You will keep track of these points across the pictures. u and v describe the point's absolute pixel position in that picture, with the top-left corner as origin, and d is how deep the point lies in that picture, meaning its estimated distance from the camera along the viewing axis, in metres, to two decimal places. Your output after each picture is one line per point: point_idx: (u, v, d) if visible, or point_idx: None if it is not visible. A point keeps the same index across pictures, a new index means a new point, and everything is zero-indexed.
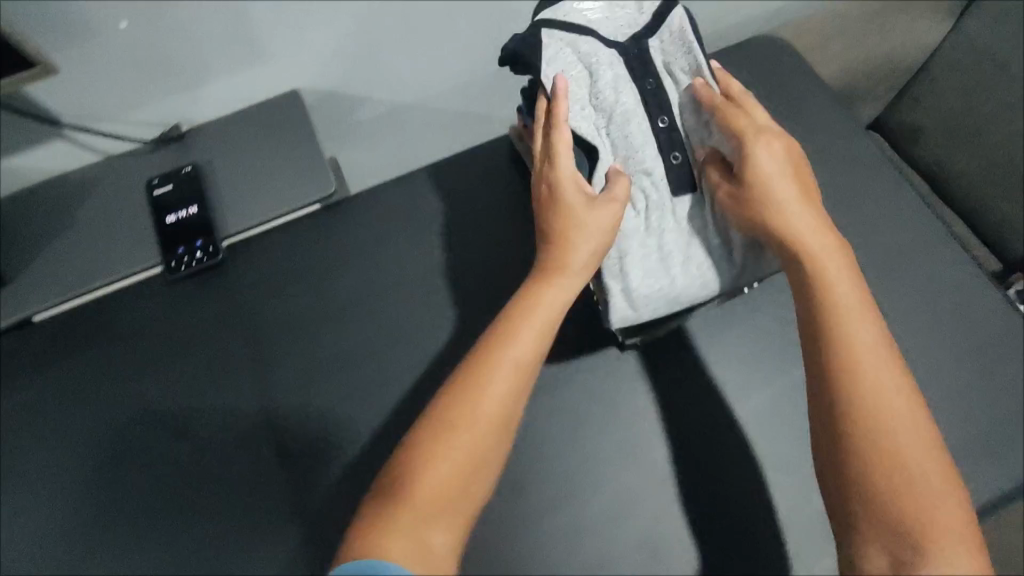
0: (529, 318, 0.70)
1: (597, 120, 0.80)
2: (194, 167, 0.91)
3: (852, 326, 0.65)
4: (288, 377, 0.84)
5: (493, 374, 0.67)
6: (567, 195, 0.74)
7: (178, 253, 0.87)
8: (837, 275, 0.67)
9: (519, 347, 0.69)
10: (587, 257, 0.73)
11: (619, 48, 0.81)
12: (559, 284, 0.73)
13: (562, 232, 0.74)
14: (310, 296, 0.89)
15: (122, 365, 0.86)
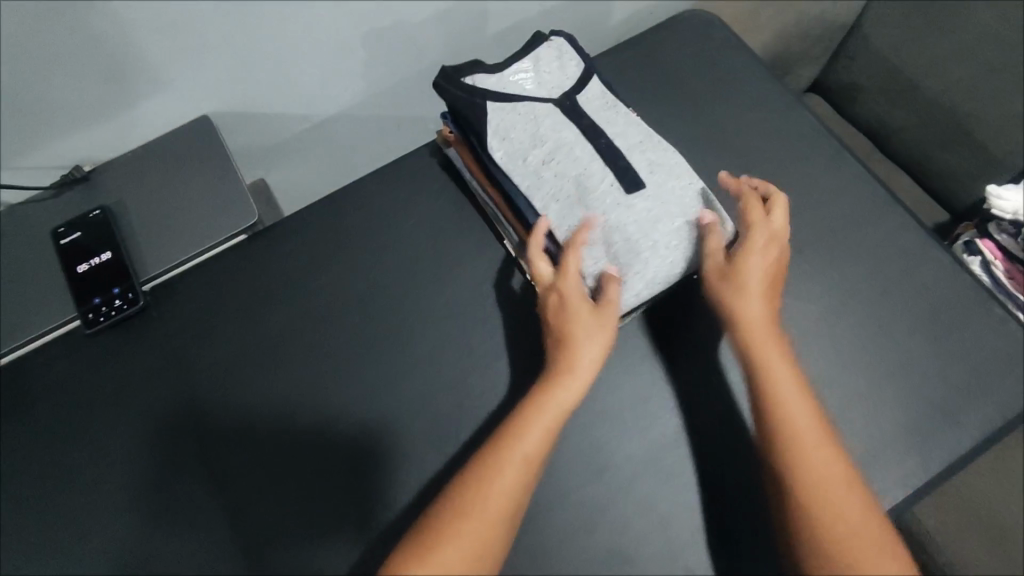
0: (530, 426, 0.65)
1: (540, 153, 0.73)
2: (103, 211, 0.84)
3: (789, 396, 0.65)
4: (229, 423, 0.78)
5: (507, 465, 0.63)
6: (573, 295, 0.68)
7: (94, 304, 0.81)
8: (769, 353, 0.67)
9: (526, 443, 0.64)
10: (589, 368, 0.67)
11: (553, 102, 0.76)
12: (566, 386, 0.66)
13: (565, 332, 0.68)
14: (244, 332, 0.83)
15: (45, 429, 0.79)
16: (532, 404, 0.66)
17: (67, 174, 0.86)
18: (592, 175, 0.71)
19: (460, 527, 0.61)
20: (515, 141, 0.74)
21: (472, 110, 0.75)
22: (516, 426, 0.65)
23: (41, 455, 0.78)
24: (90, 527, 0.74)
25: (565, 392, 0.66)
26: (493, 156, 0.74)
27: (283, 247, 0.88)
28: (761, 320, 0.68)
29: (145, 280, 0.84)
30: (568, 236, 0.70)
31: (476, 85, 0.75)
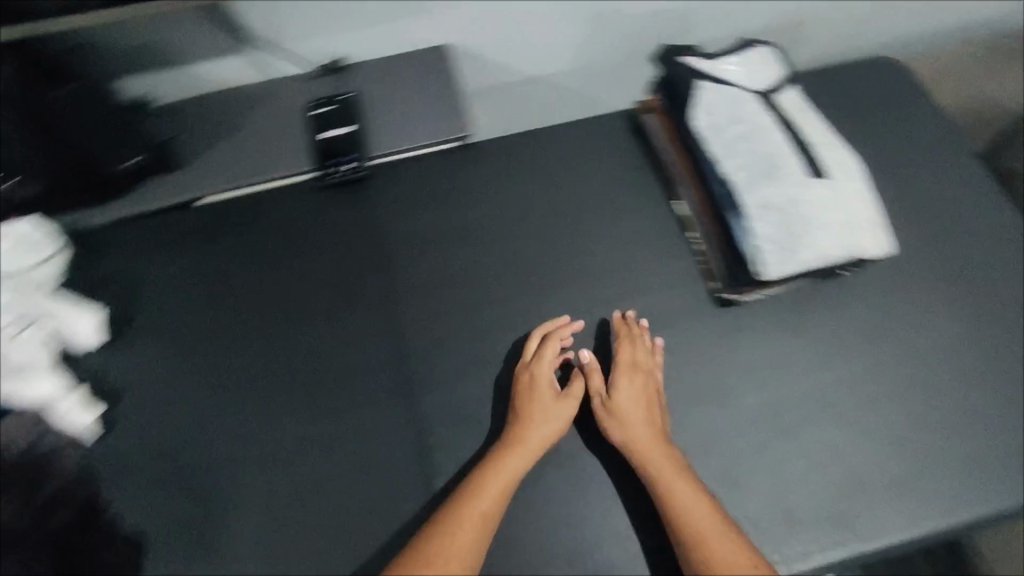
0: (484, 496, 0.72)
1: (740, 127, 0.82)
2: (353, 95, 1.00)
3: (679, 499, 0.71)
4: (415, 289, 0.89)
5: (463, 520, 0.70)
6: (540, 387, 0.80)
7: (330, 164, 0.94)
8: (671, 468, 0.73)
9: (481, 503, 0.71)
10: (538, 447, 0.76)
11: (759, 93, 0.85)
12: (516, 458, 0.75)
13: (528, 416, 0.77)
14: (437, 219, 0.94)
15: (268, 252, 0.92)
16: (487, 474, 0.74)
17: (330, 63, 1.02)
18: (783, 154, 0.79)
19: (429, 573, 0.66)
20: (718, 117, 0.84)
21: (687, 81, 0.86)
22: (474, 487, 0.72)
23: (250, 276, 0.90)
24: (279, 345, 0.86)
25: (517, 462, 0.74)
26: (693, 125, 0.85)
27: (486, 160, 0.98)
28: (639, 434, 0.75)
29: (375, 156, 0.96)
30: (751, 198, 0.78)
31: (695, 62, 0.87)
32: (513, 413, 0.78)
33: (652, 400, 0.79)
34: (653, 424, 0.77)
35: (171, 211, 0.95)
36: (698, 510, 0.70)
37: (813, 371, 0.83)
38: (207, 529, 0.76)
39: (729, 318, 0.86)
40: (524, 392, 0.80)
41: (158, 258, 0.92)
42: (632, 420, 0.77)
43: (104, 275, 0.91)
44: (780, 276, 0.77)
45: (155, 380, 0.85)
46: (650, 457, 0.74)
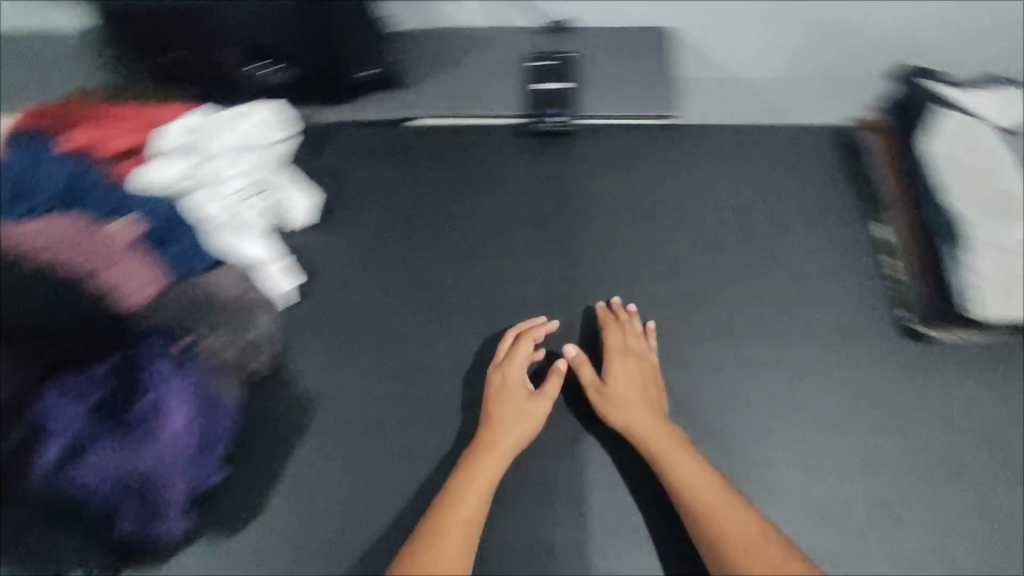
0: (466, 502, 0.74)
1: (979, 164, 0.81)
2: (574, 56, 1.02)
3: (680, 474, 0.75)
4: (591, 251, 0.93)
5: (446, 532, 0.71)
6: (511, 383, 0.82)
7: (542, 113, 0.98)
8: (666, 443, 0.78)
9: (460, 511, 0.73)
10: (513, 444, 0.79)
11: (997, 130, 0.82)
12: (489, 460, 0.77)
13: (497, 417, 0.80)
14: (625, 191, 0.97)
15: (463, 183, 0.98)
16: (466, 473, 0.76)
17: (558, 22, 1.05)
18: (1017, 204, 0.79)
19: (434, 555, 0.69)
20: (953, 153, 0.82)
21: (931, 107, 0.83)
22: (460, 482, 0.75)
23: (444, 198, 0.97)
24: (461, 268, 0.92)
25: (500, 450, 0.78)
26: (919, 151, 0.83)
27: (685, 144, 0.99)
28: (635, 417, 0.80)
29: (582, 117, 0.99)
30: (976, 241, 0.79)
31: (944, 87, 0.84)
32: (490, 411, 0.81)
33: (644, 380, 0.83)
34: (645, 401, 0.82)
35: (385, 125, 1.03)
36: (700, 481, 0.75)
37: (965, 425, 0.84)
38: (371, 413, 0.84)
39: (895, 353, 0.86)
40: (495, 392, 0.82)
41: (367, 163, 1.00)
42: (630, 406, 0.81)
43: (320, 170, 1.01)
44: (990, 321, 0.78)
45: (343, 272, 0.93)
46: (651, 438, 0.78)
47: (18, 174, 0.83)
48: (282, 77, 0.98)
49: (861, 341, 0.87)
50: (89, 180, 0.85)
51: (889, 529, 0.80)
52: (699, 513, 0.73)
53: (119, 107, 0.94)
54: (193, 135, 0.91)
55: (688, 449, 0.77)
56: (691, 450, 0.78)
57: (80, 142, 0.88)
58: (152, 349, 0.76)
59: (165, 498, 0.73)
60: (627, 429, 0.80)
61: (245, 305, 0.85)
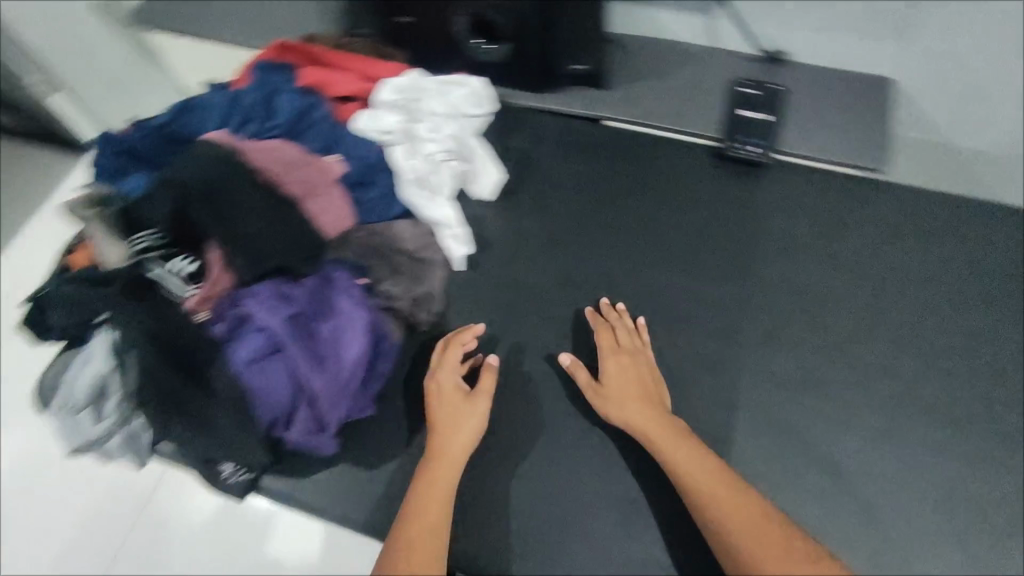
0: (428, 510, 0.72)
1: None
2: (782, 88, 1.02)
3: (679, 463, 0.74)
4: (765, 285, 0.92)
5: (413, 542, 0.69)
6: (447, 392, 0.81)
7: (737, 139, 0.98)
8: (667, 436, 0.76)
9: (423, 519, 0.71)
10: (467, 441, 0.78)
11: None
12: (443, 464, 0.76)
13: (443, 423, 0.79)
14: (812, 233, 0.95)
15: (647, 189, 0.98)
16: (422, 483, 0.75)
17: (772, 52, 1.06)
18: None
19: (415, 535, 0.70)
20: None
21: None
22: (428, 476, 0.75)
23: (626, 201, 0.98)
24: (631, 274, 0.94)
25: (454, 444, 0.78)
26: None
27: (883, 201, 0.96)
28: (637, 413, 0.79)
29: (781, 150, 0.99)
30: None
31: None
32: (432, 420, 0.80)
33: (638, 374, 0.83)
34: (638, 392, 0.81)
35: (577, 117, 1.05)
36: (703, 475, 0.73)
37: None
38: (519, 390, 0.87)
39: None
40: (434, 402, 0.81)
41: (555, 151, 1.03)
42: (626, 400, 0.80)
43: (508, 147, 1.04)
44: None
45: (515, 249, 0.96)
46: (648, 428, 0.78)
47: (256, 97, 0.92)
48: (498, 54, 1.03)
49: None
50: (314, 117, 0.94)
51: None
52: (699, 499, 0.72)
53: (345, 54, 1.03)
54: (406, 93, 0.97)
55: (684, 437, 0.76)
56: (688, 439, 0.76)
57: (312, 79, 0.99)
58: (340, 280, 0.80)
59: (325, 418, 0.76)
60: (628, 424, 0.79)
61: (420, 260, 0.91)
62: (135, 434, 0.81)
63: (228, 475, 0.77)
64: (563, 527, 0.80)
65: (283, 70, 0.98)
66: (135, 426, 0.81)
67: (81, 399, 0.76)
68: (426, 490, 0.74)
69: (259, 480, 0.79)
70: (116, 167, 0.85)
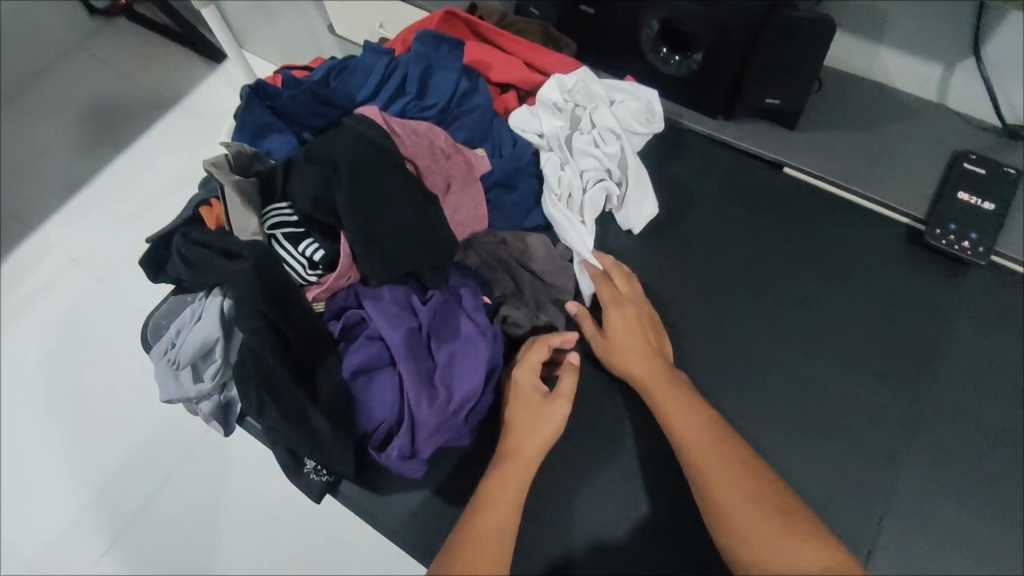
0: (495, 508, 0.64)
1: None
2: (1020, 172, 0.85)
3: (670, 411, 0.70)
4: (937, 403, 0.78)
5: (482, 541, 0.60)
6: (526, 392, 0.72)
7: (947, 228, 0.83)
8: (658, 385, 0.72)
9: (493, 517, 0.63)
10: (543, 442, 0.69)
11: None
12: (519, 463, 0.67)
13: (518, 422, 0.70)
14: (1010, 357, 0.80)
15: (818, 259, 0.86)
16: (492, 480, 0.66)
17: (1015, 126, 0.87)
18: None
19: (480, 528, 0.62)
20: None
21: None
22: (497, 475, 0.67)
23: (792, 272, 0.86)
24: (779, 356, 0.82)
25: (529, 444, 0.69)
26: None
27: None
28: (638, 365, 0.74)
29: (999, 252, 0.82)
30: None
31: None
32: (508, 419, 0.71)
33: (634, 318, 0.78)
34: (635, 340, 0.77)
35: (755, 158, 0.93)
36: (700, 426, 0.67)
37: None
38: (624, 454, 0.78)
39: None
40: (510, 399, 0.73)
41: (720, 193, 0.92)
42: (625, 348, 0.76)
43: (667, 175, 0.93)
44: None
45: (655, 293, 0.86)
46: (642, 374, 0.74)
47: (416, 71, 0.85)
48: (682, 69, 0.91)
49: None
50: (470, 103, 0.86)
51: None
52: (682, 447, 0.67)
53: (513, 35, 0.94)
54: (570, 94, 0.87)
55: (672, 383, 0.72)
56: (682, 388, 0.72)
57: (474, 60, 0.91)
58: (464, 301, 0.74)
59: (421, 444, 0.69)
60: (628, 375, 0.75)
61: (547, 285, 0.83)
62: (228, 403, 0.79)
63: (310, 470, 0.74)
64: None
65: (447, 42, 0.87)
66: (230, 396, 0.79)
67: (185, 357, 0.75)
68: (494, 489, 0.66)
69: (337, 483, 0.75)
70: (258, 122, 0.79)
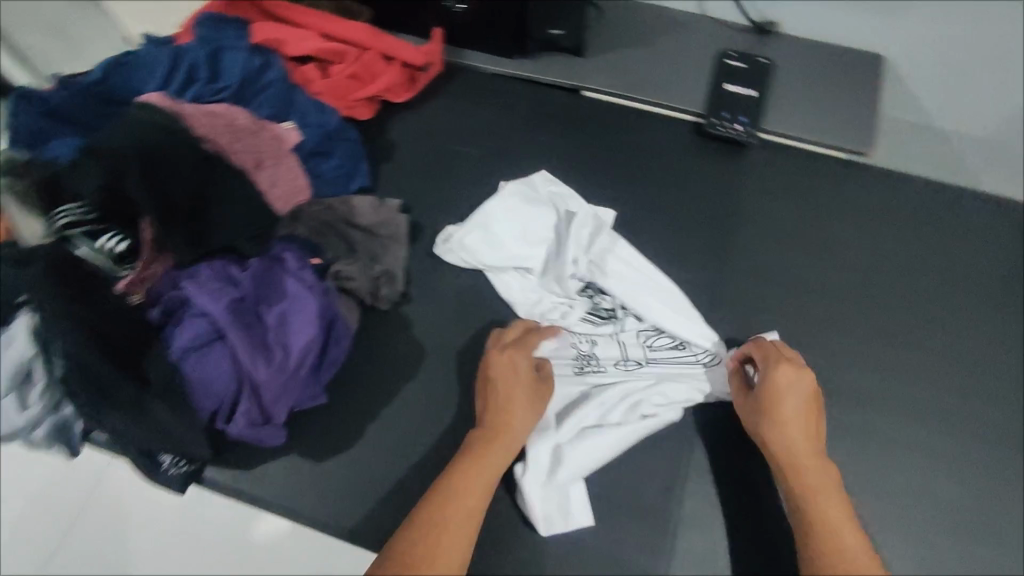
0: (468, 489, 0.66)
1: None
2: (771, 62, 0.98)
3: (820, 504, 0.65)
4: (739, 266, 0.88)
5: (445, 517, 0.63)
6: (522, 374, 0.74)
7: (722, 117, 0.94)
8: (810, 473, 0.67)
9: (462, 498, 0.65)
10: (525, 430, 0.72)
11: None
12: (498, 445, 0.70)
13: (506, 404, 0.72)
14: (789, 215, 0.91)
15: (621, 164, 0.94)
16: (469, 459, 0.68)
17: (761, 22, 1.01)
18: None
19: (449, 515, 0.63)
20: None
21: None
22: (476, 457, 0.68)
23: (604, 183, 0.93)
24: None
25: (521, 429, 0.71)
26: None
27: (869, 186, 0.93)
28: (808, 460, 0.68)
29: (765, 129, 0.94)
30: None
31: None
32: (497, 397, 0.72)
33: (813, 406, 0.70)
34: (813, 430, 0.69)
35: (555, 88, 1.00)
36: (849, 544, 0.62)
37: None
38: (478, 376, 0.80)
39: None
40: (500, 377, 0.73)
41: (528, 123, 0.97)
42: (792, 420, 0.69)
43: (477, 119, 0.98)
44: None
45: None
46: (800, 469, 0.67)
47: (202, 56, 0.83)
48: (471, 14, 0.95)
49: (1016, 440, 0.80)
50: (266, 79, 0.86)
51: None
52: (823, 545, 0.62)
53: (304, 8, 0.95)
54: (578, 231, 0.85)
55: (830, 484, 0.66)
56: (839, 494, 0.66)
57: (266, 36, 0.92)
58: (288, 264, 0.75)
59: (272, 408, 0.71)
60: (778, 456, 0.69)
61: (379, 238, 0.86)
62: (66, 422, 0.74)
63: (168, 465, 0.72)
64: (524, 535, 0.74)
65: (231, 24, 0.88)
66: (66, 414, 0.74)
67: (1, 383, 0.70)
68: (467, 475, 0.67)
69: (201, 470, 0.74)
70: (35, 129, 0.74)
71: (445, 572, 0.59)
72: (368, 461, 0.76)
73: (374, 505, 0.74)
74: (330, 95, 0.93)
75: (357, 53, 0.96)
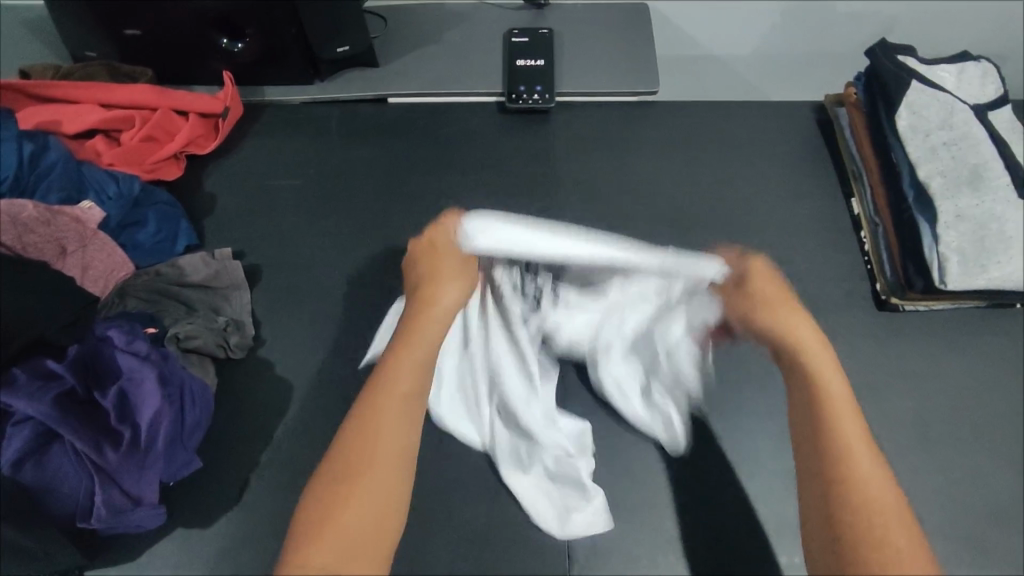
0: (406, 362, 0.68)
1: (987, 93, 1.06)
2: (551, 31, 1.05)
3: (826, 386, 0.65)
4: (569, 218, 0.92)
5: (385, 401, 0.65)
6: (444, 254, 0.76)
7: (519, 90, 0.99)
8: (808, 339, 0.69)
9: (396, 383, 0.66)
10: (442, 320, 0.72)
11: (953, 96, 0.83)
12: (422, 331, 0.71)
13: (433, 282, 0.74)
14: (604, 160, 0.97)
15: (440, 157, 0.97)
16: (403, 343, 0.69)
17: None
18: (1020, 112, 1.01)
19: (386, 388, 0.66)
20: (923, 118, 0.82)
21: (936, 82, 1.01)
22: (407, 334, 0.70)
23: (426, 178, 0.95)
24: None
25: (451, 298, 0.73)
26: (897, 124, 0.83)
27: (667, 119, 1.00)
28: (806, 335, 0.69)
29: (561, 92, 1.00)
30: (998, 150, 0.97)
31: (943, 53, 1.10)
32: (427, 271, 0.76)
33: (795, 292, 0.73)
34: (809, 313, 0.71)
35: (360, 102, 1.02)
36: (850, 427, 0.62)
37: (935, 377, 0.81)
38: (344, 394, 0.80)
39: (888, 321, 0.84)
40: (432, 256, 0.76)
41: (341, 142, 0.99)
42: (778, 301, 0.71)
43: (291, 150, 0.98)
44: (970, 287, 0.77)
45: (320, 247, 0.91)
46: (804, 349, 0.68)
47: None
48: (252, 53, 0.96)
49: (851, 305, 0.85)
50: (45, 164, 0.82)
51: (928, 510, 0.74)
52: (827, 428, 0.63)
53: (70, 81, 0.91)
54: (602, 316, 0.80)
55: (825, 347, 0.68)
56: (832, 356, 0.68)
57: (37, 121, 0.87)
58: (115, 341, 0.71)
59: (138, 489, 0.68)
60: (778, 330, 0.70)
61: (216, 289, 0.84)
62: None
63: None
64: (426, 534, 0.73)
65: None
66: None
67: None
68: (407, 339, 0.70)
69: None
70: None
71: (390, 461, 0.62)
72: (249, 511, 0.74)
73: (270, 553, 0.72)
74: (126, 163, 0.90)
75: (146, 114, 0.93)
